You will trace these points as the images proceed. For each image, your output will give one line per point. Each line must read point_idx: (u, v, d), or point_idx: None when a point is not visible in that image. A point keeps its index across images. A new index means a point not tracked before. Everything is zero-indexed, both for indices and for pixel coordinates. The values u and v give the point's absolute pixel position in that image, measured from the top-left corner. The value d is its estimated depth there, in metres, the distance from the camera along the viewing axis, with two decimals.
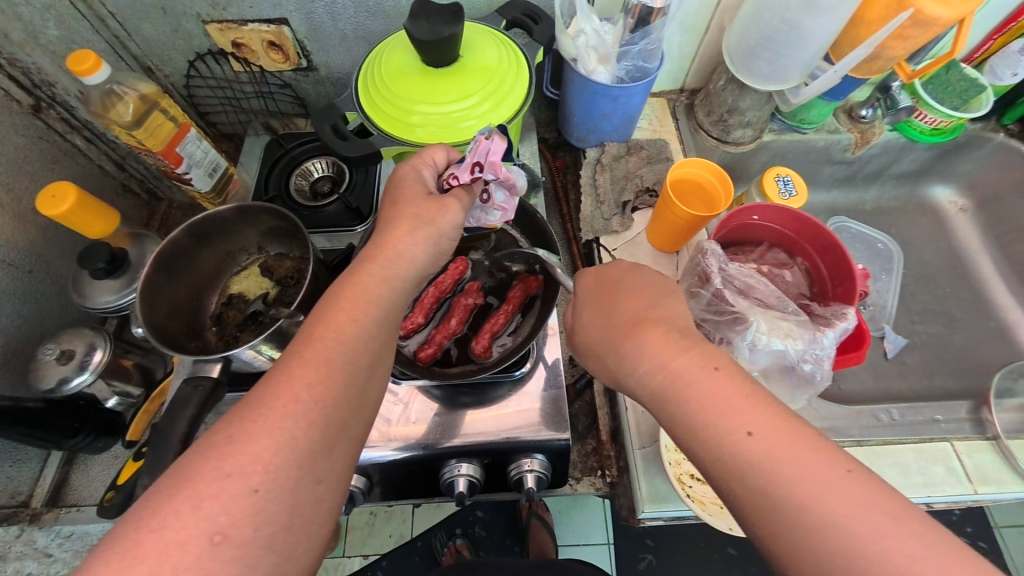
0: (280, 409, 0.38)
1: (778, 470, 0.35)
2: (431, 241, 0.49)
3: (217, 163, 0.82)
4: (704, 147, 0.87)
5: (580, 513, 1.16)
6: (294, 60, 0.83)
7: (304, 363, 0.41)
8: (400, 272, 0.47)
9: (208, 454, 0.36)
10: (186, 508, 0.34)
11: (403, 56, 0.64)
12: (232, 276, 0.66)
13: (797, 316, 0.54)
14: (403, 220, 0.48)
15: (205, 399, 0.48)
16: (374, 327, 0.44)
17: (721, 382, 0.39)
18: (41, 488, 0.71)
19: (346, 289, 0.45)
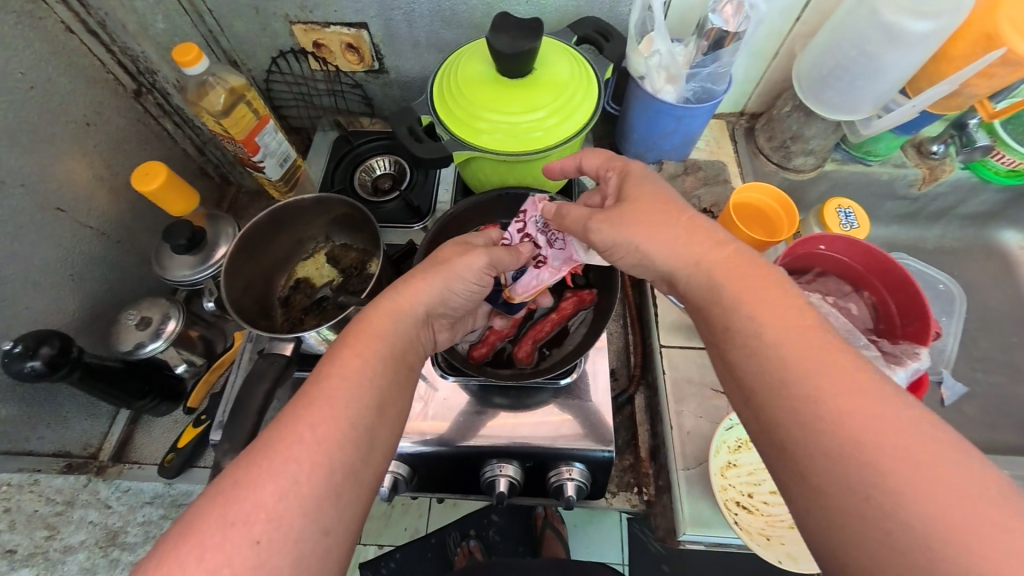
0: (285, 456, 0.37)
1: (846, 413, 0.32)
2: (443, 280, 0.51)
3: (288, 155, 0.87)
4: (763, 171, 0.86)
5: (597, 529, 1.15)
6: (367, 62, 0.87)
7: (309, 405, 0.40)
8: (407, 310, 0.49)
9: (215, 507, 0.34)
10: (191, 558, 0.32)
11: (477, 66, 0.67)
12: (298, 262, 0.68)
13: (866, 350, 0.54)
14: (413, 275, 0.51)
15: (279, 374, 0.49)
16: (381, 363, 0.44)
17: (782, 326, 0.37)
18: (108, 443, 0.75)
19: (353, 328, 0.46)
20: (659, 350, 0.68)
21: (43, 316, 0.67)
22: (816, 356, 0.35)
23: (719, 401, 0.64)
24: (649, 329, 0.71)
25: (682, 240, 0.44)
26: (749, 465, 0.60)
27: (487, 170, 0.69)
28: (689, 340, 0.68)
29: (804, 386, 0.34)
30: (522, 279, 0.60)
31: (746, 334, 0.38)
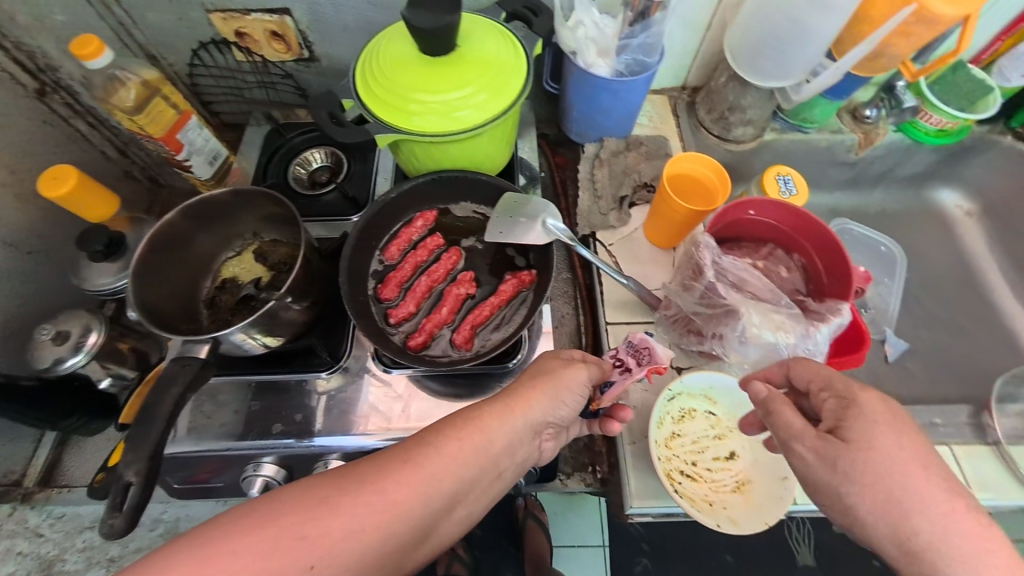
0: (360, 508, 0.37)
1: None
2: (552, 390, 0.50)
3: (217, 152, 0.83)
4: (705, 144, 0.86)
5: (577, 514, 1.16)
6: (296, 50, 0.84)
7: (401, 473, 0.40)
8: (520, 418, 0.47)
9: (274, 517, 0.35)
10: (258, 548, 0.34)
11: (401, 47, 0.64)
12: (225, 262, 0.64)
13: (789, 309, 0.55)
14: (528, 374, 0.51)
15: (192, 378, 0.46)
16: (474, 464, 0.43)
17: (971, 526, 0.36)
18: (33, 469, 0.71)
19: (465, 419, 0.45)
20: (605, 327, 0.67)
21: None
22: (987, 545, 0.36)
23: (665, 373, 0.64)
24: (597, 308, 0.69)
25: (880, 413, 0.41)
26: (694, 434, 0.61)
27: (417, 154, 0.66)
28: (635, 316, 0.67)
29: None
30: (610, 387, 0.55)
31: (903, 496, 0.38)
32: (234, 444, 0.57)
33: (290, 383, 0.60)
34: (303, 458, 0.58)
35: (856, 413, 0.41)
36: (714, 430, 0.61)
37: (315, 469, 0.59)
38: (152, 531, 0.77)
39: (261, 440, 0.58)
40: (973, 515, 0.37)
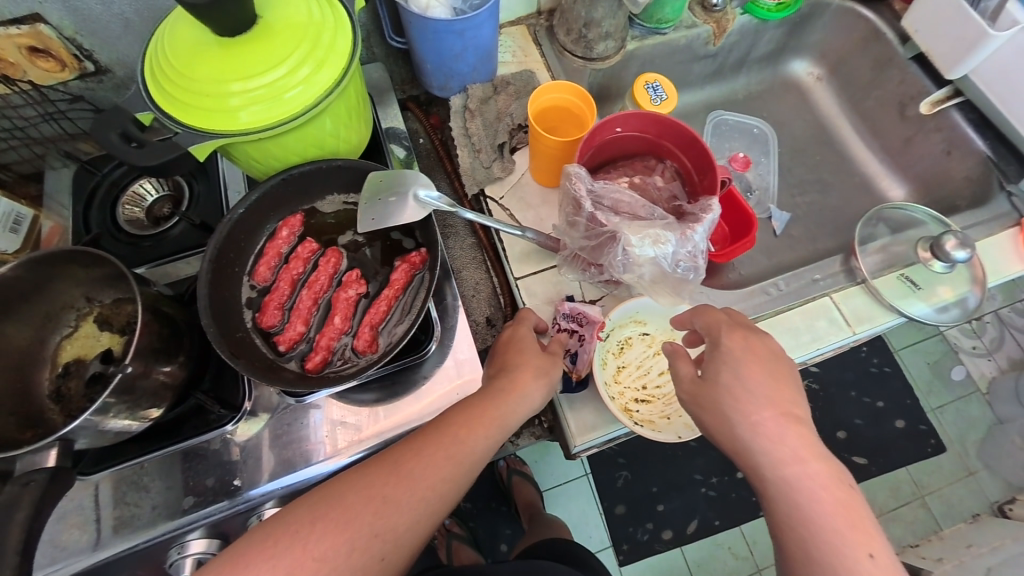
0: (415, 499, 0.41)
1: (779, 454, 0.43)
2: (545, 378, 0.51)
3: (19, 213, 0.67)
4: (572, 68, 0.83)
5: (555, 457, 1.19)
6: (74, 64, 0.68)
7: (433, 452, 0.43)
8: (525, 408, 0.49)
9: (344, 523, 0.39)
10: (330, 551, 0.38)
11: (188, 32, 0.53)
12: (61, 342, 0.54)
13: (663, 220, 0.55)
14: (518, 344, 0.54)
15: (44, 492, 0.39)
16: (497, 448, 0.46)
17: (795, 434, 0.44)
18: None
19: (486, 409, 0.46)
20: (517, 284, 0.66)
21: None
22: (783, 432, 0.44)
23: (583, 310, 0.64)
24: (504, 266, 0.67)
25: (738, 351, 0.48)
26: (635, 360, 0.63)
27: (256, 156, 0.57)
28: (541, 263, 0.66)
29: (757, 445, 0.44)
30: (579, 359, 0.59)
31: (739, 390, 0.46)
32: (147, 535, 0.50)
33: (196, 449, 0.53)
34: (234, 519, 0.53)
35: (726, 344, 0.49)
36: (651, 348, 0.64)
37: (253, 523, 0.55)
38: None
39: (175, 520, 0.51)
40: (789, 420, 0.45)
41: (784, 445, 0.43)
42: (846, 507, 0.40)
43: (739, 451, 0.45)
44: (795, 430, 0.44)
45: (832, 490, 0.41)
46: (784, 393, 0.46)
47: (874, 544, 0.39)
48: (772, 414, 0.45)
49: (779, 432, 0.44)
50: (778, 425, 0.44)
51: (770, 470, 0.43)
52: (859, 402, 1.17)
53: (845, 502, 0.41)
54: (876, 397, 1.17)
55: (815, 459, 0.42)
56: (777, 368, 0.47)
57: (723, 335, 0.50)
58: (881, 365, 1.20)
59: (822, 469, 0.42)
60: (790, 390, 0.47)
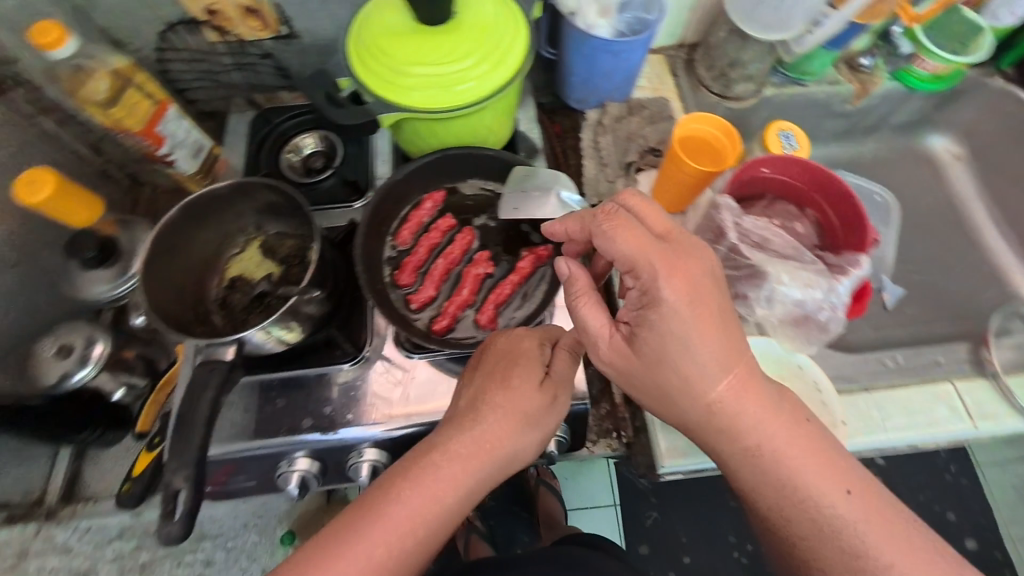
0: (380, 534, 0.43)
1: (785, 469, 0.44)
2: (505, 426, 0.49)
3: (201, 144, 0.79)
4: (706, 103, 0.85)
5: (586, 478, 1.18)
6: (274, 27, 0.79)
7: (428, 478, 0.46)
8: (497, 450, 0.48)
9: (323, 550, 0.43)
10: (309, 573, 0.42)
11: (394, 17, 0.60)
12: (230, 259, 0.62)
13: (815, 264, 0.56)
14: (497, 371, 0.51)
15: (225, 380, 0.45)
16: (467, 488, 0.46)
17: (755, 402, 0.44)
18: (53, 484, 0.69)
19: (451, 447, 0.47)
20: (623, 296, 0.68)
21: None
22: (786, 443, 0.45)
23: None
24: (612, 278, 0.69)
25: (683, 312, 0.42)
26: None
27: (422, 133, 0.64)
28: None
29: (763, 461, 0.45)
30: None
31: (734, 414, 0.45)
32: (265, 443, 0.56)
33: (319, 378, 0.59)
34: (334, 449, 0.57)
35: (658, 315, 0.43)
36: None
37: (348, 459, 0.58)
38: None
39: (289, 436, 0.56)
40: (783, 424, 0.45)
41: (791, 459, 0.44)
42: (859, 506, 0.44)
43: (714, 449, 0.47)
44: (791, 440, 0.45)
45: (807, 444, 0.45)
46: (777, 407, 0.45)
47: (899, 548, 0.43)
48: (768, 424, 0.45)
49: (778, 442, 0.45)
50: (749, 411, 0.44)
51: (750, 464, 0.45)
52: (931, 505, 1.08)
53: (826, 464, 0.45)
54: (950, 506, 1.08)
55: (813, 461, 0.45)
56: (714, 334, 0.44)
57: (663, 280, 0.42)
58: (962, 473, 1.10)
59: (828, 474, 0.45)
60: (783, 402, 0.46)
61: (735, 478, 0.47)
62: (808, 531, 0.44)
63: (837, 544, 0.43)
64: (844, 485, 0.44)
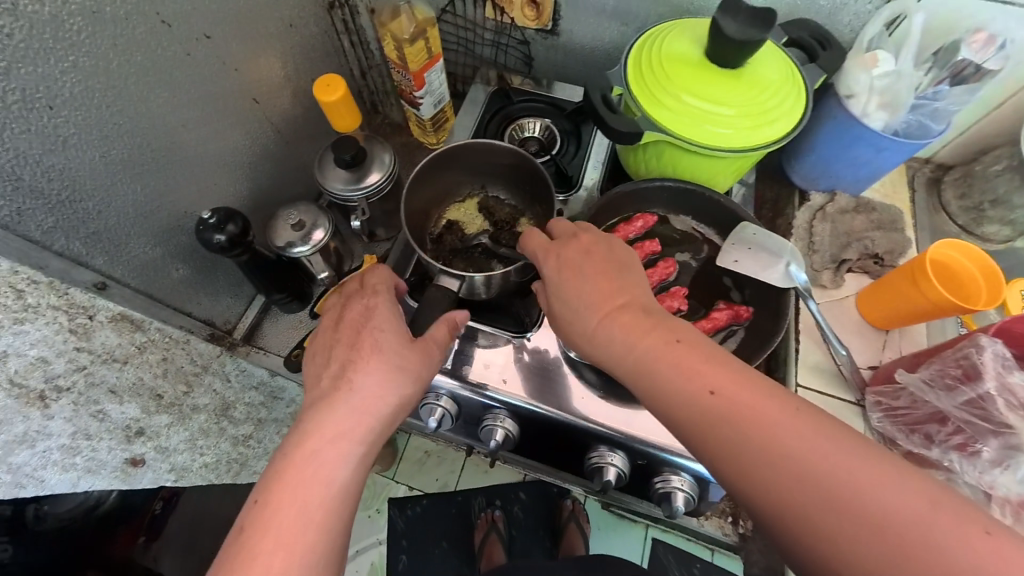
0: (319, 452, 0.44)
1: (828, 477, 0.36)
2: (370, 368, 0.48)
3: (442, 97, 0.89)
4: (941, 229, 0.78)
5: (618, 536, 1.22)
6: (543, 20, 0.84)
7: (338, 398, 0.47)
8: (350, 387, 0.47)
9: (301, 462, 0.44)
10: (289, 478, 0.43)
11: (682, 45, 0.63)
12: (451, 204, 0.71)
13: None
14: (364, 340, 0.50)
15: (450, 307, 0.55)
16: (352, 425, 0.46)
17: (665, 355, 0.44)
18: (241, 326, 0.82)
19: (350, 375, 0.48)
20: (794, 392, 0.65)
21: (223, 195, 0.72)
22: (802, 433, 0.38)
23: None
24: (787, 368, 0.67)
25: (588, 280, 0.49)
26: None
27: (658, 158, 0.66)
28: (829, 387, 0.65)
29: (786, 456, 0.37)
30: None
31: (695, 393, 0.41)
32: None
33: (492, 336, 0.63)
34: (477, 404, 0.63)
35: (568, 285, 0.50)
36: None
37: (484, 419, 0.63)
38: (284, 408, 0.92)
39: (449, 380, 0.62)
40: (779, 405, 0.39)
41: (831, 460, 0.36)
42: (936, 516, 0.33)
43: (708, 436, 0.40)
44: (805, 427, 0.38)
45: (749, 399, 0.39)
46: (730, 382, 0.41)
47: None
48: (744, 399, 0.40)
49: (786, 423, 0.38)
50: (680, 374, 0.42)
51: (758, 450, 0.38)
52: None
53: (776, 405, 0.39)
54: None
55: (855, 458, 0.36)
56: (617, 278, 0.49)
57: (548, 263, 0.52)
58: None
59: (884, 466, 0.35)
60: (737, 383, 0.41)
61: (738, 489, 0.39)
62: (846, 528, 0.34)
63: (893, 539, 0.33)
64: (825, 445, 0.37)
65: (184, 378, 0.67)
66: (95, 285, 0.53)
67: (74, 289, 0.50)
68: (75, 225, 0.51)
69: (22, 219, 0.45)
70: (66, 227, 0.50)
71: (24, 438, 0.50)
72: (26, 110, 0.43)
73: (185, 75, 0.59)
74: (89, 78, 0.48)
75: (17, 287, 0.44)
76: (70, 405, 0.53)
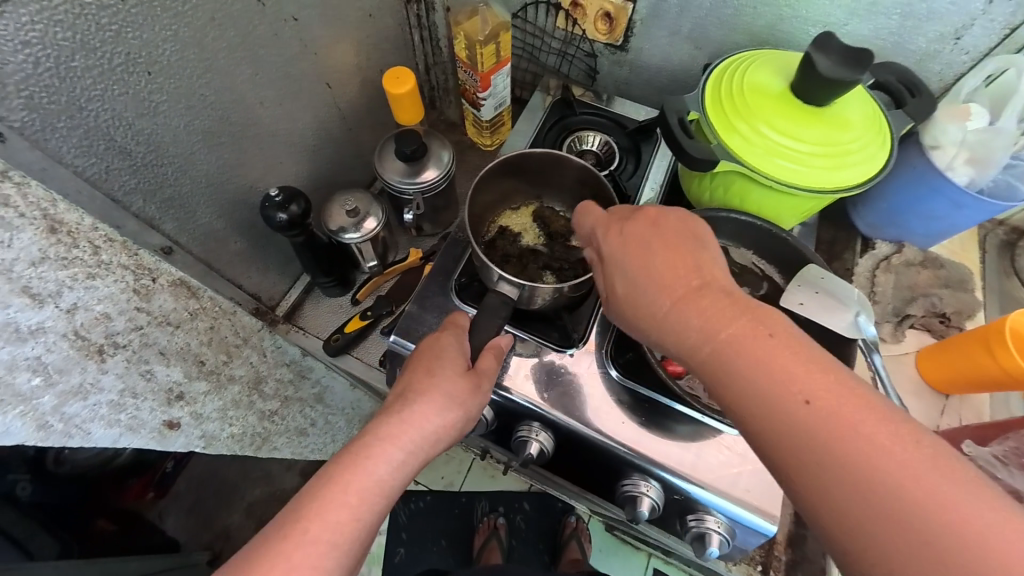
0: (369, 457, 0.45)
1: (898, 493, 0.32)
2: (426, 383, 0.49)
3: (504, 101, 0.89)
4: (1010, 295, 0.74)
5: (620, 560, 1.19)
6: (615, 36, 0.83)
7: (395, 409, 0.47)
8: (406, 399, 0.48)
9: (352, 460, 0.44)
10: (338, 474, 0.43)
11: (764, 76, 0.61)
12: (506, 211, 0.70)
13: None
14: (422, 364, 0.50)
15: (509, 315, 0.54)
16: (403, 435, 0.46)
17: (698, 312, 0.41)
18: (285, 303, 0.85)
19: (409, 389, 0.48)
20: None
21: (286, 175, 0.73)
22: (877, 441, 0.33)
23: None
24: None
25: (644, 251, 0.45)
26: None
27: (725, 189, 0.64)
28: None
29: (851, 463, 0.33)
30: None
31: (759, 388, 0.37)
32: None
33: (536, 347, 0.63)
34: (515, 415, 0.63)
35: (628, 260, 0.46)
36: None
37: (518, 430, 0.63)
38: (309, 389, 0.92)
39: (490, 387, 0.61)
40: (858, 407, 0.35)
41: (901, 473, 0.32)
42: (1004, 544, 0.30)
43: (760, 426, 0.37)
44: (881, 435, 0.33)
45: (779, 362, 0.37)
46: (800, 373, 0.36)
47: None
48: (813, 397, 0.35)
49: (854, 425, 0.34)
50: (732, 350, 0.39)
51: (802, 440, 0.35)
52: None
53: (816, 374, 0.36)
54: None
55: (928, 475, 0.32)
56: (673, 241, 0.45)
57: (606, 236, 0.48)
58: None
59: (951, 477, 0.32)
60: (810, 375, 0.36)
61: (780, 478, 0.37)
62: (853, 500, 0.33)
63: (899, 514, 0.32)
64: (861, 419, 0.34)
65: (238, 340, 0.71)
66: (162, 249, 0.54)
67: (142, 251, 0.51)
68: (153, 189, 0.52)
69: (108, 178, 0.47)
70: (144, 190, 0.51)
71: (78, 389, 0.50)
72: (127, 74, 0.44)
73: (269, 53, 0.60)
74: (186, 49, 0.49)
75: (94, 244, 0.45)
76: (123, 362, 0.53)
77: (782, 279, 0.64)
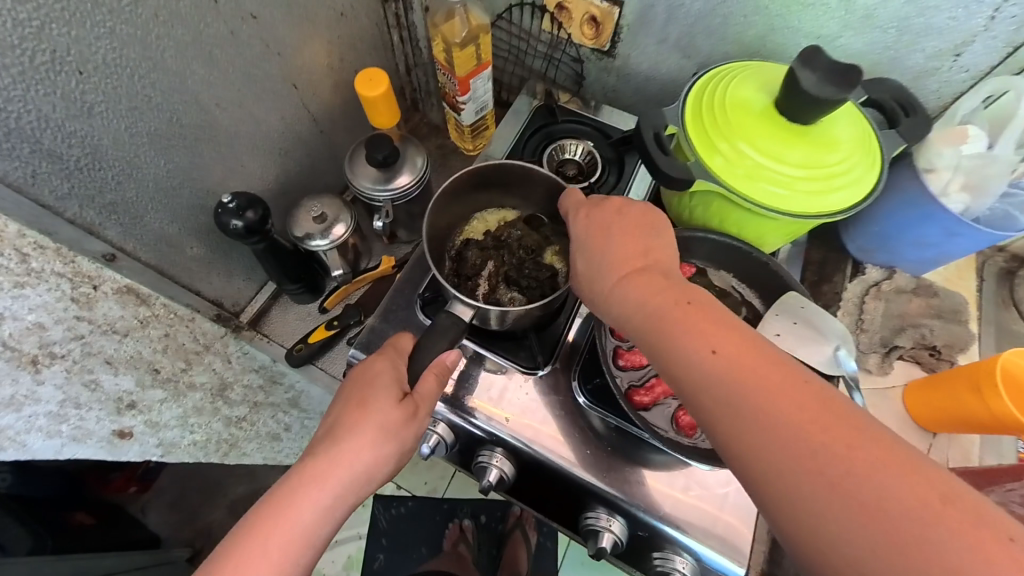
0: (294, 506, 0.43)
1: (818, 454, 0.33)
2: (356, 424, 0.46)
3: (486, 105, 0.85)
4: (1007, 327, 0.70)
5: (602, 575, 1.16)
6: (601, 42, 0.79)
7: (321, 452, 0.46)
8: (335, 441, 0.46)
9: (274, 511, 0.43)
10: (258, 526, 0.42)
11: (748, 90, 0.57)
12: (477, 222, 0.67)
13: None
14: (355, 397, 0.47)
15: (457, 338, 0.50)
16: (329, 479, 0.45)
17: (641, 287, 0.43)
18: (249, 310, 0.83)
19: (336, 431, 0.46)
20: None
21: (250, 178, 0.70)
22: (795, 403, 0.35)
23: None
24: None
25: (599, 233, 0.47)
26: None
27: (705, 208, 0.61)
28: None
29: (775, 430, 0.34)
30: None
31: (692, 358, 0.38)
32: None
33: (499, 367, 0.60)
34: (476, 439, 0.60)
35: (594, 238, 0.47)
36: None
37: (479, 455, 0.60)
38: (281, 394, 0.87)
39: (450, 409, 0.59)
40: (785, 377, 0.36)
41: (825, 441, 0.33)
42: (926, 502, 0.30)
43: (702, 395, 0.37)
44: (808, 404, 0.35)
45: (730, 349, 0.37)
46: (735, 343, 0.38)
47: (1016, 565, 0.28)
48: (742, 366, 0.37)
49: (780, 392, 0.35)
50: (686, 331, 0.39)
51: (743, 415, 0.35)
52: None
53: (758, 358, 0.37)
54: None
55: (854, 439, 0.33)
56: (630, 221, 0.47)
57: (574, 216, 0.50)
58: None
59: (875, 439, 0.33)
60: (743, 347, 0.38)
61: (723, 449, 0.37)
62: (773, 468, 0.34)
63: (815, 477, 0.33)
64: (807, 407, 0.35)
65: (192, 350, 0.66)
66: (103, 256, 0.51)
67: (82, 257, 0.48)
68: (92, 193, 0.50)
69: (35, 183, 0.44)
70: (81, 194, 0.49)
71: (11, 401, 0.49)
72: (54, 74, 0.42)
73: (226, 53, 0.57)
74: (126, 48, 0.46)
75: (22, 251, 0.42)
76: (63, 372, 0.51)
77: (763, 305, 0.60)
